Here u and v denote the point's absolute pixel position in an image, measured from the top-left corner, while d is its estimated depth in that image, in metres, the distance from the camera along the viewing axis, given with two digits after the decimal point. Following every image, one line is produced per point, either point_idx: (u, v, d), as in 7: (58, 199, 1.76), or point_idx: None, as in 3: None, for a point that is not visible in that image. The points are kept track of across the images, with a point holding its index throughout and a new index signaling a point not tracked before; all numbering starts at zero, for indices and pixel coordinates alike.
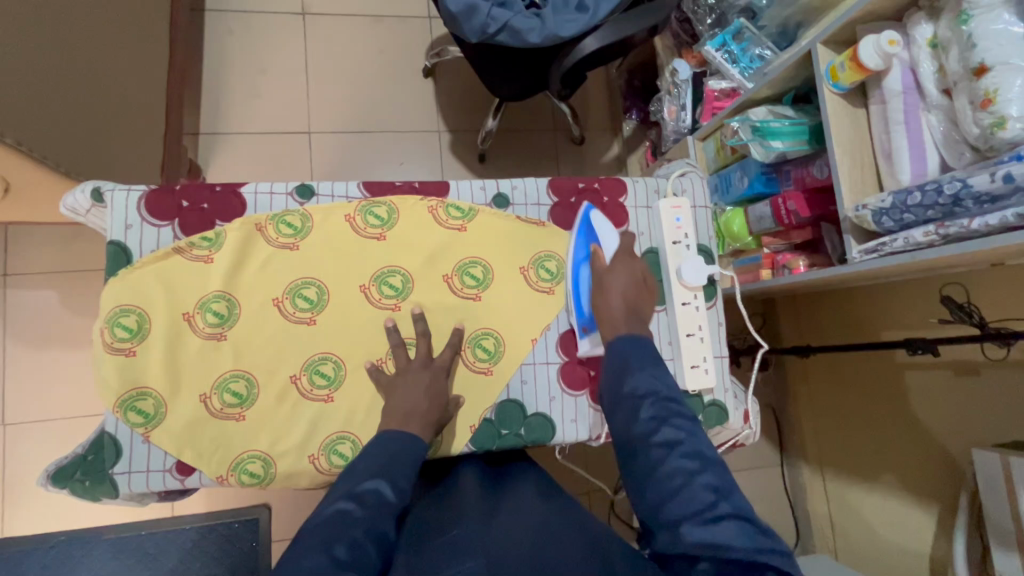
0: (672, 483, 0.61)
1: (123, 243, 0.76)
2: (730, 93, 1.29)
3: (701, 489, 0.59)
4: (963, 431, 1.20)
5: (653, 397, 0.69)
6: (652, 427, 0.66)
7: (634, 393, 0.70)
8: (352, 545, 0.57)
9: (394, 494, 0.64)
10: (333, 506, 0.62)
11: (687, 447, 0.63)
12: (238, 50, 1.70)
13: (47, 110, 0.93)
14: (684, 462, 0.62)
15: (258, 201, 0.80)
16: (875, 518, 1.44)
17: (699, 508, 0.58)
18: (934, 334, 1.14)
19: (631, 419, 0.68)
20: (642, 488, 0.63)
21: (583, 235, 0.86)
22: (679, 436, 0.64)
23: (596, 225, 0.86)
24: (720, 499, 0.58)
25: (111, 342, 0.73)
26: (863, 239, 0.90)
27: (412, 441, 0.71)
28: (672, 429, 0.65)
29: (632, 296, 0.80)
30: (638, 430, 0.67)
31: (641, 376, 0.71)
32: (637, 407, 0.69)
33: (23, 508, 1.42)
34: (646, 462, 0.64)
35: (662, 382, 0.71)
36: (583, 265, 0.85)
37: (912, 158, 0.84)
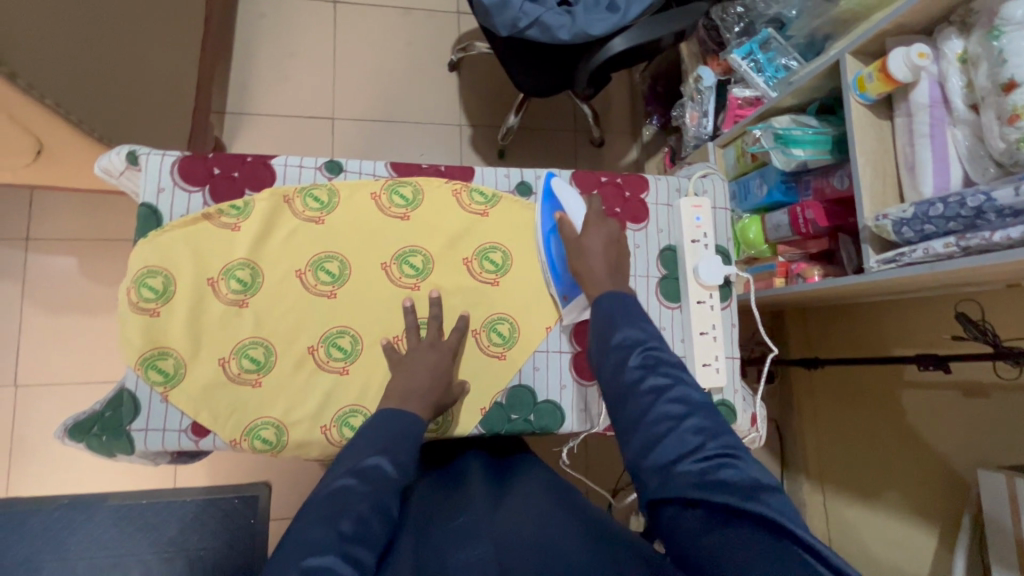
0: (660, 427, 0.62)
1: (155, 206, 0.77)
2: (753, 102, 1.30)
3: (689, 432, 0.60)
4: (970, 453, 1.19)
5: (640, 347, 0.69)
6: (640, 374, 0.66)
7: (622, 343, 0.70)
8: (357, 521, 0.58)
9: (395, 470, 0.64)
10: (335, 481, 0.62)
11: (675, 393, 0.64)
12: (268, 33, 1.73)
13: (86, 74, 0.95)
14: (671, 406, 0.63)
15: (288, 173, 0.81)
16: (874, 537, 1.43)
17: (689, 447, 0.59)
18: (947, 351, 1.14)
19: (619, 367, 0.69)
20: (629, 434, 0.64)
21: (548, 203, 0.86)
22: (666, 384, 0.65)
23: (559, 193, 0.86)
24: (707, 440, 0.59)
25: (136, 302, 0.75)
26: (881, 250, 0.91)
27: (413, 417, 0.70)
28: (660, 376, 0.66)
29: (610, 250, 0.80)
30: (627, 378, 0.67)
31: (628, 327, 0.72)
32: (625, 356, 0.69)
33: (30, 468, 1.44)
34: (633, 409, 0.65)
35: (648, 333, 0.71)
36: (552, 236, 0.85)
37: (936, 172, 0.84)
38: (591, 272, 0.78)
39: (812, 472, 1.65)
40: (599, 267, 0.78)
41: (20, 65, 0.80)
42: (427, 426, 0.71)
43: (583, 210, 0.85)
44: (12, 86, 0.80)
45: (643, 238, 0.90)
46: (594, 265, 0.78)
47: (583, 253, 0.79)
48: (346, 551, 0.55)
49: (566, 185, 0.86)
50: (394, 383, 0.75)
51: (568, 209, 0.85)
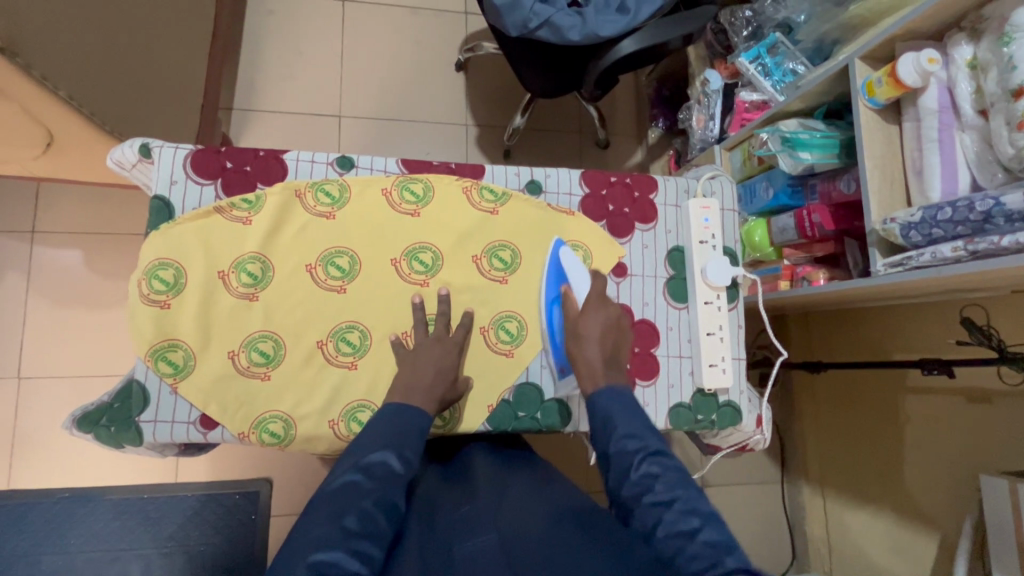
0: (673, 543, 0.56)
1: (167, 198, 0.78)
2: (760, 106, 1.31)
3: (703, 546, 0.54)
4: (972, 458, 1.20)
5: (644, 455, 0.66)
6: (643, 486, 0.62)
7: (624, 450, 0.67)
8: (362, 516, 0.57)
9: (401, 466, 0.64)
10: (340, 477, 0.62)
11: (683, 503, 0.60)
12: (276, 30, 1.74)
13: (98, 66, 0.95)
14: (682, 519, 0.58)
15: (299, 168, 0.82)
16: (873, 541, 1.43)
17: (705, 562, 0.52)
18: (951, 356, 1.14)
19: (622, 478, 0.65)
20: (646, 555, 0.58)
21: (552, 275, 0.84)
22: (674, 496, 0.61)
23: (564, 263, 0.84)
24: (724, 556, 0.53)
25: (147, 294, 0.75)
26: (887, 253, 0.91)
27: (417, 412, 0.71)
28: (667, 487, 0.62)
29: (607, 341, 0.78)
30: (630, 491, 0.63)
31: (629, 433, 0.68)
32: (628, 465, 0.65)
33: (32, 460, 1.44)
34: (642, 526, 0.60)
35: (653, 437, 0.68)
36: (555, 306, 0.84)
37: (943, 176, 0.85)
38: (586, 364, 0.76)
39: (813, 475, 1.66)
40: (595, 360, 0.76)
41: (34, 56, 0.81)
42: (432, 421, 0.72)
43: (587, 288, 0.83)
44: (25, 77, 0.81)
45: (651, 239, 0.91)
46: (589, 357, 0.76)
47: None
48: (352, 546, 0.54)
49: (573, 255, 0.85)
50: (398, 378, 0.75)
51: (573, 281, 0.83)
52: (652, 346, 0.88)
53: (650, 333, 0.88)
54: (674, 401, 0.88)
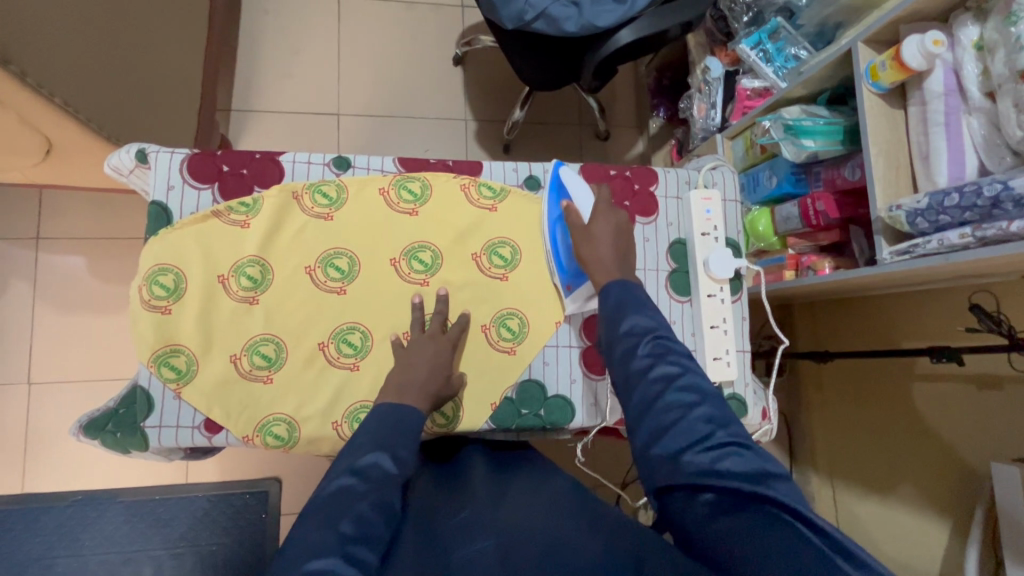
0: (671, 416, 0.62)
1: (165, 204, 0.77)
2: (762, 93, 1.29)
3: (699, 421, 0.61)
4: (983, 446, 1.19)
5: (649, 336, 0.68)
6: (650, 362, 0.66)
7: (632, 331, 0.69)
8: (357, 520, 0.58)
9: (395, 466, 0.64)
10: (333, 482, 0.62)
11: (683, 381, 0.64)
12: (273, 29, 1.73)
13: (94, 72, 0.95)
14: (682, 395, 0.63)
15: (296, 169, 0.81)
16: (880, 530, 1.43)
17: (698, 437, 0.60)
18: (961, 343, 1.13)
19: (629, 355, 0.68)
20: (637, 422, 0.64)
21: (555, 192, 0.86)
22: (676, 371, 0.65)
23: (566, 181, 0.86)
24: (715, 430, 0.60)
25: (148, 299, 0.75)
26: (894, 241, 0.90)
27: (412, 410, 0.70)
28: (670, 364, 0.66)
29: (619, 239, 0.80)
30: (636, 366, 0.66)
31: (637, 314, 0.70)
32: (634, 343, 0.68)
33: (46, 464, 1.46)
34: (643, 395, 0.64)
35: (657, 320, 0.70)
36: (558, 224, 0.85)
37: (950, 161, 0.83)
38: (598, 258, 0.78)
39: (821, 465, 1.65)
40: (607, 255, 0.78)
41: (29, 64, 0.80)
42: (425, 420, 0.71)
43: (590, 201, 0.84)
44: (22, 85, 0.81)
45: (652, 232, 0.89)
46: (601, 251, 0.77)
47: (588, 248, 0.78)
48: (348, 551, 0.55)
49: (575, 175, 0.86)
50: (392, 378, 0.75)
51: (576, 199, 0.85)
52: None
53: None
54: None
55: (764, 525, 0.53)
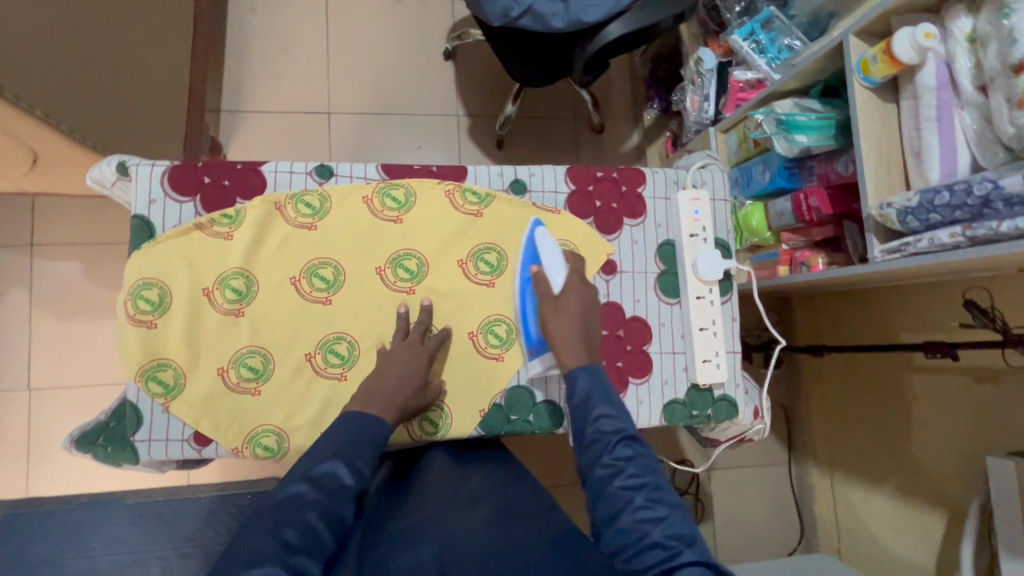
0: (634, 530, 0.62)
1: (147, 217, 0.77)
2: (755, 85, 1.27)
3: (665, 537, 0.60)
4: (976, 437, 1.19)
5: (620, 437, 0.69)
6: (616, 468, 0.66)
7: (599, 432, 0.69)
8: (303, 529, 0.60)
9: (350, 477, 0.65)
10: (288, 487, 0.64)
11: (652, 491, 0.64)
12: (260, 27, 1.71)
13: (72, 81, 0.94)
14: (650, 508, 0.63)
15: (278, 179, 0.80)
16: (882, 524, 1.43)
17: (661, 553, 0.59)
18: (956, 339, 1.12)
19: (596, 461, 0.68)
20: (603, 531, 0.64)
21: (528, 253, 0.82)
22: (641, 479, 0.65)
23: (539, 244, 0.82)
24: (682, 545, 0.60)
25: (134, 314, 0.75)
26: (885, 238, 0.88)
27: (377, 419, 0.71)
28: (636, 471, 0.66)
29: (585, 321, 0.79)
30: (602, 472, 0.67)
31: (607, 412, 0.71)
32: (603, 447, 0.68)
33: (52, 468, 1.49)
34: (609, 504, 0.65)
35: (626, 421, 0.70)
36: (528, 287, 0.82)
37: (942, 157, 0.82)
38: (564, 340, 0.77)
39: (820, 457, 1.66)
40: (573, 338, 0.77)
41: None
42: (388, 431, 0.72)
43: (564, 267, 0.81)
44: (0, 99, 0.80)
45: (640, 234, 0.89)
46: (566, 331, 0.77)
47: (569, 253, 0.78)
48: (289, 561, 0.57)
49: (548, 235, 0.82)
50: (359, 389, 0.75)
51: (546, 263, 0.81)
52: (645, 344, 0.87)
53: (641, 331, 0.87)
54: (669, 398, 0.87)
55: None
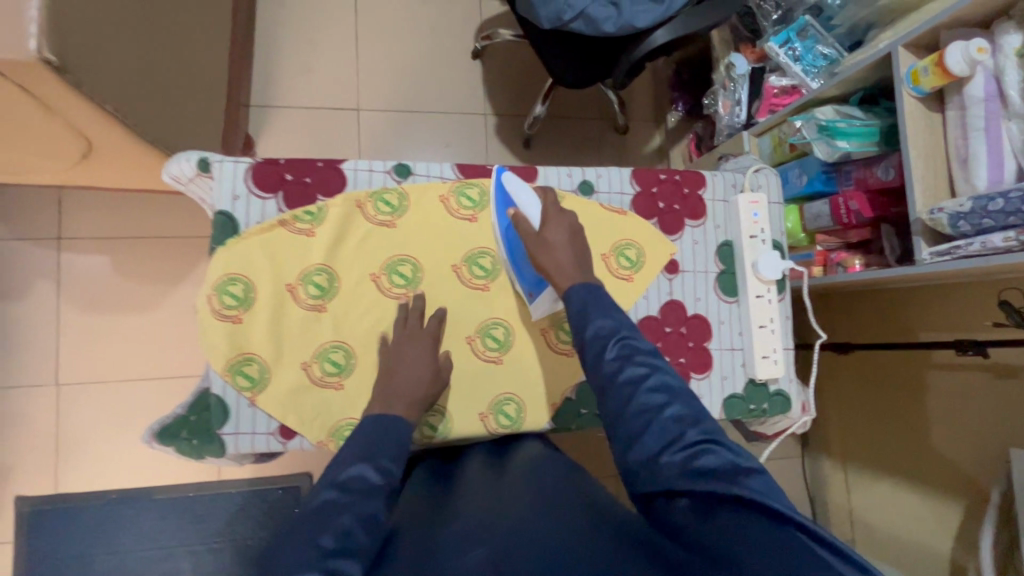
0: (641, 421, 0.61)
1: (231, 214, 0.77)
2: (789, 91, 1.32)
3: (670, 423, 0.60)
4: (998, 431, 1.24)
5: (619, 336, 0.68)
6: (617, 366, 0.65)
7: (596, 334, 0.69)
8: (338, 534, 0.55)
9: (379, 477, 0.62)
10: (319, 496, 0.60)
11: (653, 381, 0.63)
12: (291, 22, 1.70)
13: (139, 76, 0.94)
14: (652, 396, 0.63)
15: (358, 177, 0.82)
16: (904, 511, 1.48)
17: (671, 438, 0.59)
18: (988, 337, 1.17)
19: (597, 361, 0.67)
20: (614, 428, 0.64)
21: (499, 198, 0.84)
22: (643, 372, 0.65)
23: (510, 187, 0.83)
24: (687, 429, 0.59)
25: (219, 309, 0.76)
26: (932, 242, 0.93)
27: (396, 417, 0.70)
28: (637, 365, 0.65)
29: (575, 242, 0.79)
30: (604, 372, 0.66)
31: (602, 316, 0.70)
32: (600, 348, 0.67)
33: (81, 464, 1.47)
34: (615, 401, 0.64)
35: (622, 320, 0.70)
36: (512, 232, 0.83)
37: (990, 164, 0.86)
38: (557, 264, 0.76)
39: (835, 450, 1.72)
40: (566, 261, 0.76)
41: (87, 74, 0.79)
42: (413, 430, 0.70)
43: (538, 205, 0.83)
44: (78, 94, 0.80)
45: (701, 235, 0.92)
46: (559, 256, 0.76)
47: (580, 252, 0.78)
48: (329, 566, 0.52)
49: (517, 179, 0.84)
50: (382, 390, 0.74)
51: (521, 205, 0.83)
52: (706, 340, 0.90)
53: (702, 328, 0.90)
54: (728, 392, 0.91)
55: (741, 524, 0.51)
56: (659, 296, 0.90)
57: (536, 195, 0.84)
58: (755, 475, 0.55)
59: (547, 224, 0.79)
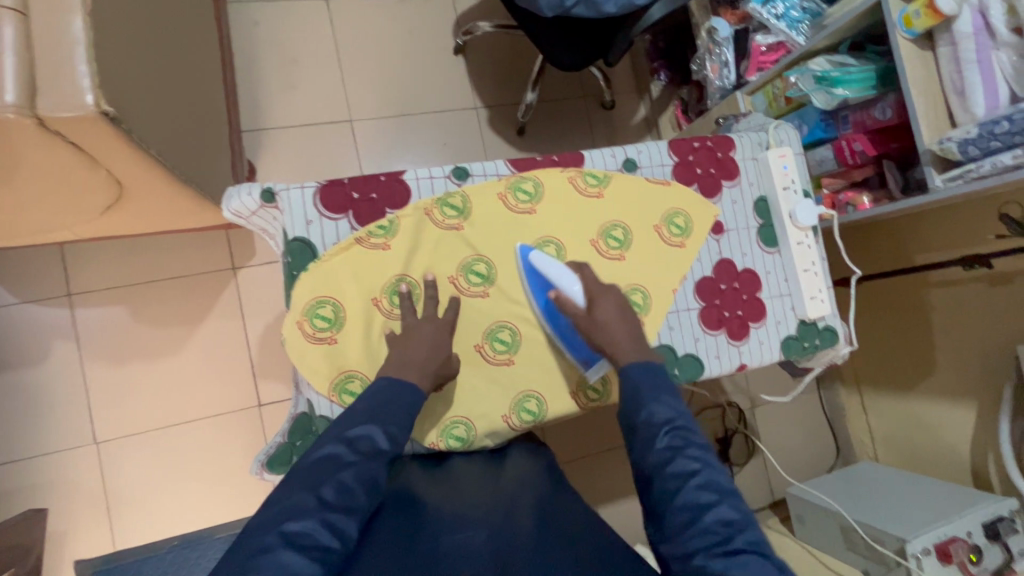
0: (686, 516, 0.58)
1: (307, 238, 0.80)
2: (776, 48, 1.39)
3: (717, 524, 0.56)
4: (999, 333, 1.32)
5: (671, 425, 0.66)
6: (667, 455, 0.62)
7: (649, 421, 0.67)
8: (339, 488, 0.58)
9: (386, 442, 0.64)
10: (322, 449, 0.62)
11: (703, 476, 0.61)
12: (268, 41, 1.67)
13: (170, 116, 0.93)
14: (700, 493, 0.59)
15: (421, 186, 0.85)
16: (920, 422, 1.57)
17: (715, 541, 0.55)
18: (992, 249, 1.27)
19: (646, 448, 0.65)
20: (657, 518, 0.60)
21: (536, 282, 0.85)
22: (695, 465, 0.62)
23: (542, 268, 0.83)
24: (735, 535, 0.56)
25: (313, 333, 0.79)
26: (941, 168, 1.02)
27: (414, 386, 0.71)
28: (688, 458, 0.62)
29: (626, 317, 0.80)
30: (653, 459, 0.63)
31: (656, 402, 0.68)
32: (652, 435, 0.65)
33: (133, 519, 1.44)
34: (660, 492, 0.61)
35: (676, 409, 0.68)
36: (552, 310, 0.85)
37: (985, 92, 0.95)
38: (612, 342, 0.78)
39: (847, 378, 1.80)
40: (620, 335, 0.78)
41: (134, 121, 0.78)
42: (428, 394, 0.73)
43: (577, 283, 0.82)
44: (127, 142, 0.79)
45: (738, 194, 0.98)
46: (614, 334, 0.78)
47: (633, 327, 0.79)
48: (326, 517, 0.55)
49: (548, 259, 0.83)
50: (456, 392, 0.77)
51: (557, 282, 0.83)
52: (757, 291, 0.97)
53: (753, 280, 0.97)
54: (784, 335, 0.98)
55: None
56: (711, 256, 0.95)
57: (570, 270, 0.84)
58: None
59: (595, 304, 0.79)
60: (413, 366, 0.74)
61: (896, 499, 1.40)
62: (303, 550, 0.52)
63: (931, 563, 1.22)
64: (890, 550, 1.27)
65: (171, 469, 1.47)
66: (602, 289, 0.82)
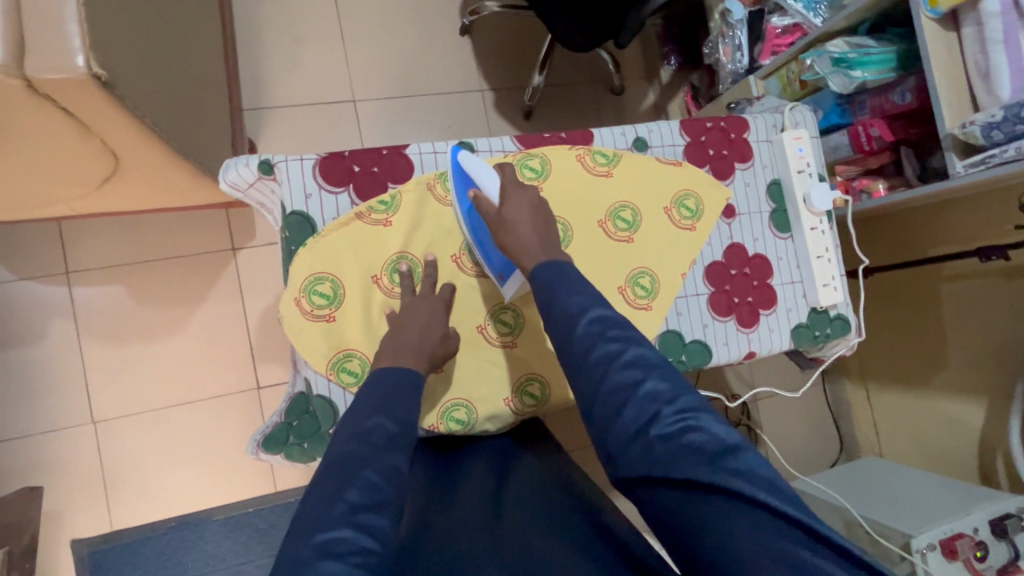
0: (618, 398, 0.57)
1: (305, 212, 0.78)
2: (791, 30, 1.33)
3: (647, 400, 0.56)
4: (1015, 330, 1.28)
5: (589, 312, 0.62)
6: (589, 341, 0.60)
7: (567, 311, 0.63)
8: (366, 487, 0.54)
9: (398, 426, 0.61)
10: (339, 447, 0.58)
11: (629, 356, 0.59)
12: (271, 17, 1.64)
13: (166, 86, 0.90)
14: (627, 373, 0.58)
15: (424, 160, 0.83)
16: (929, 418, 1.54)
17: (650, 416, 0.55)
18: (1011, 239, 1.23)
19: (569, 337, 0.62)
20: (589, 409, 0.59)
21: (460, 182, 0.80)
22: (619, 346, 0.60)
23: (468, 167, 0.79)
24: (663, 406, 0.55)
25: (311, 310, 0.77)
26: (962, 154, 0.99)
27: (408, 369, 0.67)
28: (612, 340, 0.60)
29: (536, 217, 0.74)
30: (578, 349, 0.61)
31: (568, 294, 0.64)
32: (570, 326, 0.62)
33: (130, 499, 1.43)
34: (588, 380, 0.59)
35: (592, 297, 0.65)
36: (474, 214, 0.80)
37: (1012, 74, 0.91)
38: (521, 244, 0.71)
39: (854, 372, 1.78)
40: (531, 238, 0.71)
41: (128, 88, 0.76)
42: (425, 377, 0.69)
43: (499, 181, 0.78)
44: (121, 110, 0.76)
45: (751, 176, 0.95)
46: (524, 236, 0.71)
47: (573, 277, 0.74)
48: (358, 522, 0.52)
49: (476, 157, 0.79)
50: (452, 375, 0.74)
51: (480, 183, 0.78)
52: (768, 278, 0.94)
53: (764, 266, 0.94)
54: (795, 322, 0.95)
55: (731, 513, 0.49)
56: (721, 241, 0.93)
57: (493, 170, 0.79)
58: (736, 448, 0.53)
59: (507, 202, 0.74)
60: (408, 345, 0.71)
61: (910, 498, 1.36)
62: (344, 558, 0.49)
63: (934, 557, 1.20)
64: (893, 545, 1.25)
65: (170, 451, 1.45)
66: (519, 187, 0.76)
